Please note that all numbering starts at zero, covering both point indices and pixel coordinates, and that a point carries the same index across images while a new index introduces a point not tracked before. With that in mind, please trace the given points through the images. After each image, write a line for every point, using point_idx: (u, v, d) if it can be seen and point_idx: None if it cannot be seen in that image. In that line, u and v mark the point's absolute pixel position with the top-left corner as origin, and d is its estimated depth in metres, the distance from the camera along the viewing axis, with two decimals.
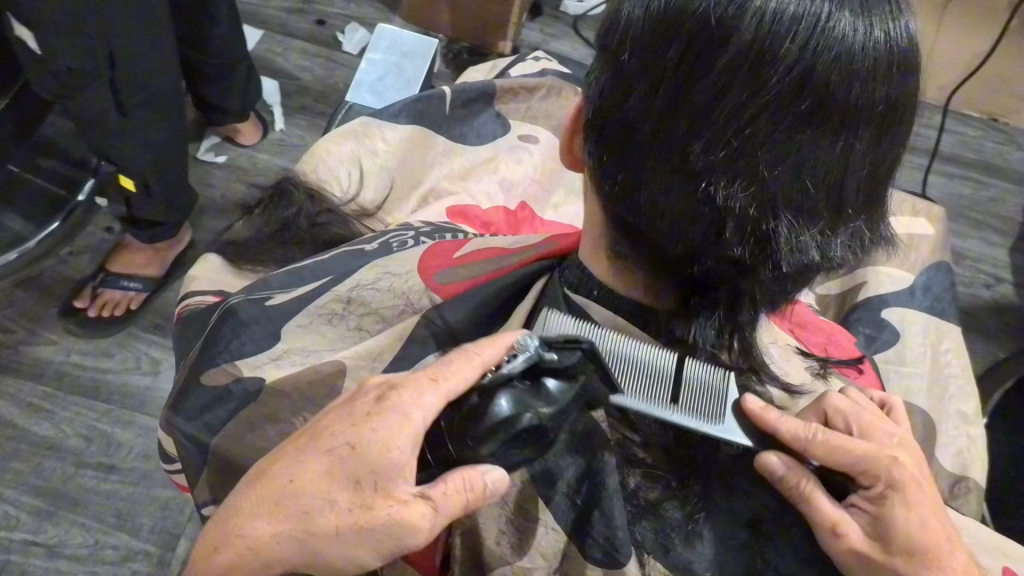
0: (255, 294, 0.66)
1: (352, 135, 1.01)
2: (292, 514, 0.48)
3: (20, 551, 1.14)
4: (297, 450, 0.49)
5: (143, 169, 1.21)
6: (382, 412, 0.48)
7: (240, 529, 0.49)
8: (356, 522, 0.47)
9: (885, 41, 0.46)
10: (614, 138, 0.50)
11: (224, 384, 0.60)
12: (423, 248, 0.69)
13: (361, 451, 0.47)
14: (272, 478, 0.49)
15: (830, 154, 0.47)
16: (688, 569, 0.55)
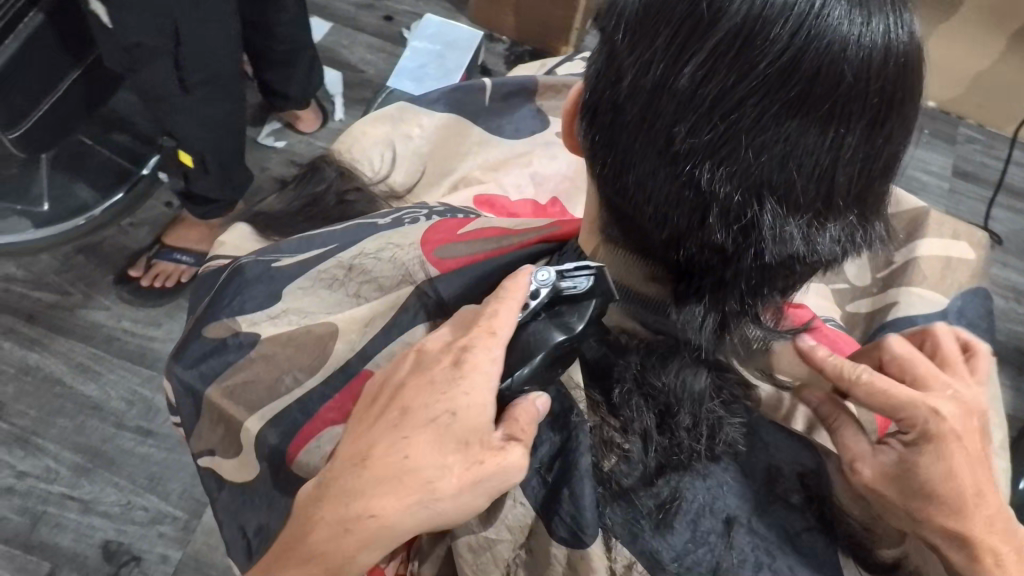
0: (263, 255, 0.67)
1: (389, 120, 1.02)
2: (418, 487, 0.49)
3: (57, 502, 1.19)
4: (393, 427, 0.50)
5: (202, 147, 1.23)
6: (462, 374, 0.50)
7: (370, 510, 0.49)
8: (469, 478, 0.49)
9: (882, 34, 0.45)
10: (605, 119, 0.51)
11: (223, 337, 0.62)
12: (428, 224, 0.69)
13: (464, 417, 0.50)
14: (379, 456, 0.49)
15: (818, 146, 0.46)
16: (655, 557, 0.54)
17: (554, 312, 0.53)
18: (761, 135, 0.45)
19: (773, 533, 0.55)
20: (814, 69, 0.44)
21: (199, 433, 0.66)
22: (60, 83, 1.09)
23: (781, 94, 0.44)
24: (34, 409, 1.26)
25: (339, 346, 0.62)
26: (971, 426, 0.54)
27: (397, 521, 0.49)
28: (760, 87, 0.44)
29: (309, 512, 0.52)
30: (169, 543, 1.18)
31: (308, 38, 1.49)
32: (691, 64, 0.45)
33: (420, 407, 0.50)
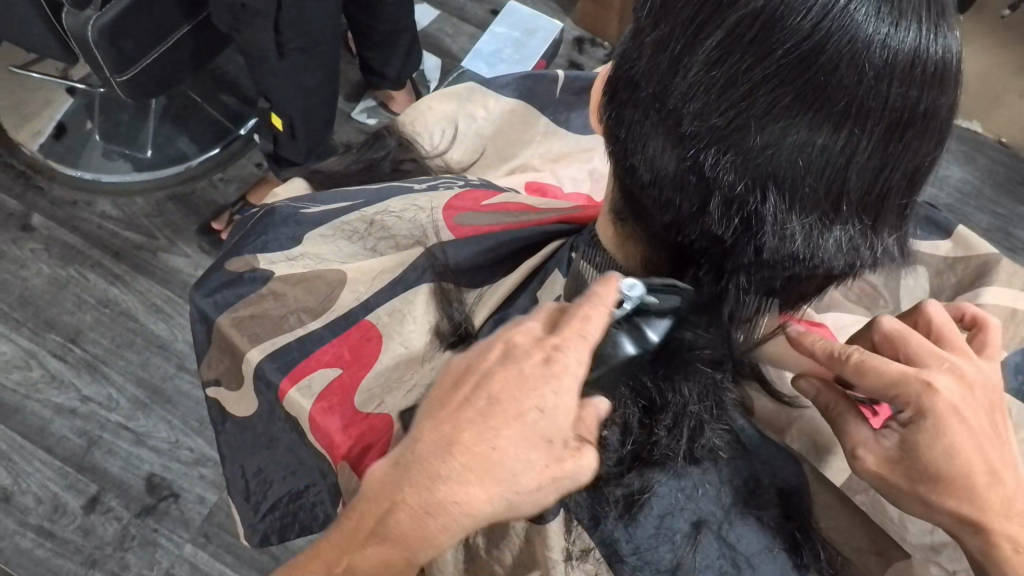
0: (295, 203, 0.71)
1: (456, 98, 1.03)
2: (501, 481, 0.43)
3: (112, 430, 1.25)
4: (477, 416, 0.44)
5: (292, 112, 1.26)
6: (556, 370, 0.45)
7: (453, 501, 0.43)
8: (549, 480, 0.44)
9: (915, 35, 0.42)
10: (621, 93, 0.50)
11: (240, 271, 0.64)
12: (454, 194, 0.72)
13: (553, 414, 0.44)
14: (465, 444, 0.43)
15: (829, 146, 0.44)
16: (612, 544, 0.53)
17: (636, 324, 0.51)
18: (769, 128, 0.44)
19: (749, 545, 0.53)
20: (833, 64, 0.42)
21: (209, 361, 0.68)
22: (171, 34, 1.15)
23: (793, 86, 0.42)
24: (107, 340, 1.31)
25: (344, 294, 0.63)
26: (970, 399, 0.50)
27: (480, 515, 0.43)
28: (773, 76, 0.42)
29: (376, 502, 0.45)
30: (206, 485, 1.22)
31: (411, 21, 1.49)
32: (706, 45, 0.44)
33: (509, 400, 0.44)
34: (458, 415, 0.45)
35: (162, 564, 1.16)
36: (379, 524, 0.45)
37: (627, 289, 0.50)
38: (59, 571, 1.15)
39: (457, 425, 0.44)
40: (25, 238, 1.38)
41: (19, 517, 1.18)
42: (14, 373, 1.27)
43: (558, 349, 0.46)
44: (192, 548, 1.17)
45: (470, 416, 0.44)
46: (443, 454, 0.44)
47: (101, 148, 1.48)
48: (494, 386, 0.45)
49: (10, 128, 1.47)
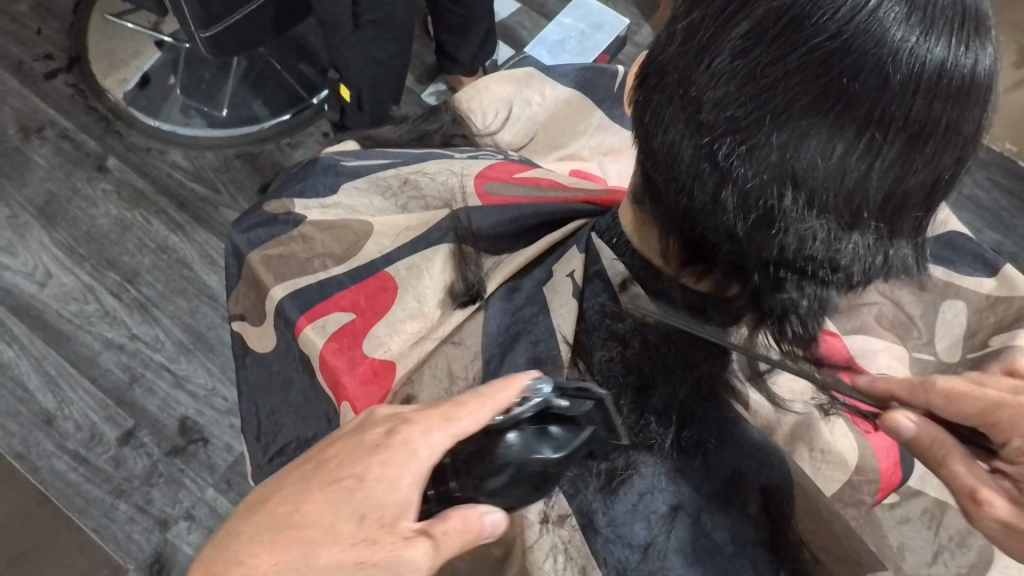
0: (339, 156, 0.73)
1: (514, 81, 1.04)
2: (303, 546, 0.43)
3: (154, 369, 1.30)
4: (302, 489, 0.45)
5: (362, 84, 1.30)
6: (390, 442, 0.46)
7: (235, 561, 0.43)
8: (355, 559, 0.43)
9: (944, 48, 0.42)
10: (652, 79, 0.50)
11: (277, 213, 0.67)
12: (488, 163, 0.73)
13: (373, 487, 0.45)
14: (278, 506, 0.45)
15: (849, 152, 0.43)
16: (589, 517, 0.54)
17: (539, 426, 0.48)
18: (789, 125, 0.43)
19: (720, 537, 0.55)
20: (857, 67, 0.41)
21: (237, 296, 0.72)
22: None
23: (814, 84, 0.42)
24: (161, 284, 1.37)
25: (370, 244, 0.65)
26: None
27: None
28: (796, 70, 0.42)
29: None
30: (235, 435, 1.26)
31: (489, 10, 1.52)
32: (734, 34, 0.44)
33: (334, 467, 0.46)
34: (280, 484, 0.47)
35: (184, 504, 1.21)
36: None
37: (537, 387, 0.47)
38: (88, 497, 1.20)
39: (273, 495, 0.46)
40: (98, 178, 1.45)
41: (58, 441, 1.24)
42: (72, 305, 1.34)
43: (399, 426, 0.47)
44: (213, 493, 1.22)
45: (292, 482, 0.46)
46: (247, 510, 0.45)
47: (180, 103, 1.53)
48: (332, 456, 0.47)
49: (98, 73, 1.54)
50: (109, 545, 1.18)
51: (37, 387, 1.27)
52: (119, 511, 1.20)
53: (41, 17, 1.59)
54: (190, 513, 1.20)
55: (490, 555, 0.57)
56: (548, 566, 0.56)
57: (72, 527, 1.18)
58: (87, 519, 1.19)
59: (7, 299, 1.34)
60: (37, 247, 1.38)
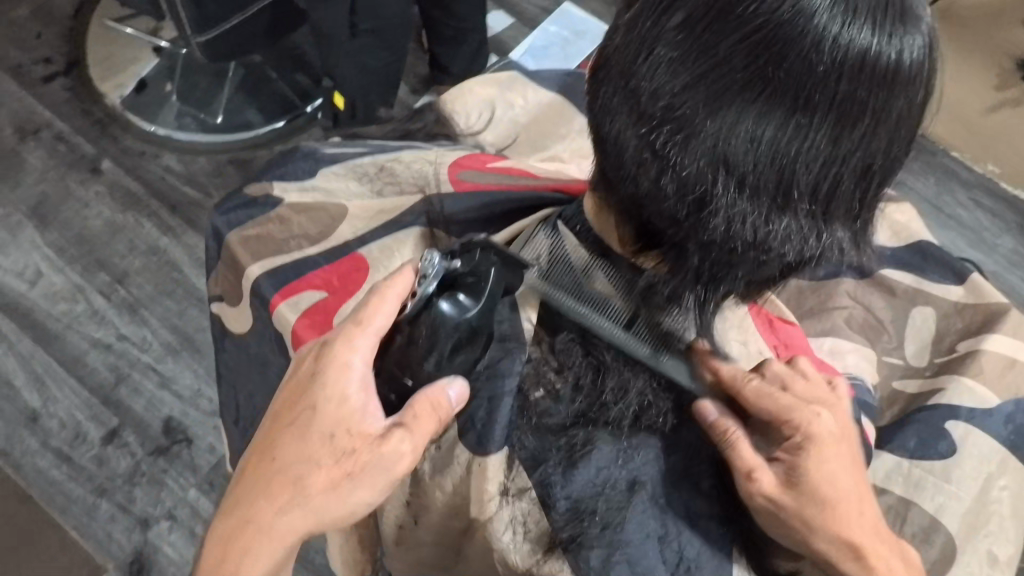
0: (318, 145, 0.76)
1: (498, 84, 1.07)
2: (288, 485, 0.50)
3: (141, 369, 1.31)
4: (268, 442, 0.51)
5: (353, 92, 1.32)
6: (325, 368, 0.52)
7: (246, 518, 0.50)
8: (344, 470, 0.50)
9: (870, 33, 0.41)
10: (596, 74, 0.49)
11: (257, 196, 0.69)
12: (461, 153, 0.75)
13: (325, 408, 0.51)
14: (255, 465, 0.51)
15: (778, 137, 0.43)
16: (547, 490, 0.56)
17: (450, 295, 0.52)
18: (718, 111, 0.43)
19: (676, 512, 0.56)
20: (782, 54, 0.41)
21: (216, 278, 0.73)
22: (254, 4, 1.21)
23: (742, 70, 0.42)
24: (150, 285, 1.38)
25: (343, 227, 0.68)
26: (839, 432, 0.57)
27: (278, 521, 0.50)
28: (722, 58, 0.42)
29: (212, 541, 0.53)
30: (218, 436, 1.27)
31: (480, 23, 1.54)
32: (668, 25, 0.43)
33: (293, 408, 0.52)
34: (255, 441, 0.53)
35: (166, 504, 1.22)
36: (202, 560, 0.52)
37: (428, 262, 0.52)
38: (70, 495, 1.21)
39: (250, 452, 0.52)
40: (92, 181, 1.46)
41: (42, 439, 1.24)
42: (61, 305, 1.35)
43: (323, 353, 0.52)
44: (196, 494, 1.23)
45: (263, 437, 0.52)
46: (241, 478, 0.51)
47: (176, 109, 1.55)
48: (279, 403, 0.53)
49: (96, 79, 1.55)
50: (89, 544, 1.18)
51: (23, 384, 1.28)
52: (100, 509, 1.20)
53: (41, 22, 1.62)
54: (172, 512, 1.21)
55: (454, 526, 0.62)
56: (506, 537, 0.57)
57: (53, 525, 1.19)
58: (68, 518, 1.19)
59: None
60: (28, 247, 1.39)
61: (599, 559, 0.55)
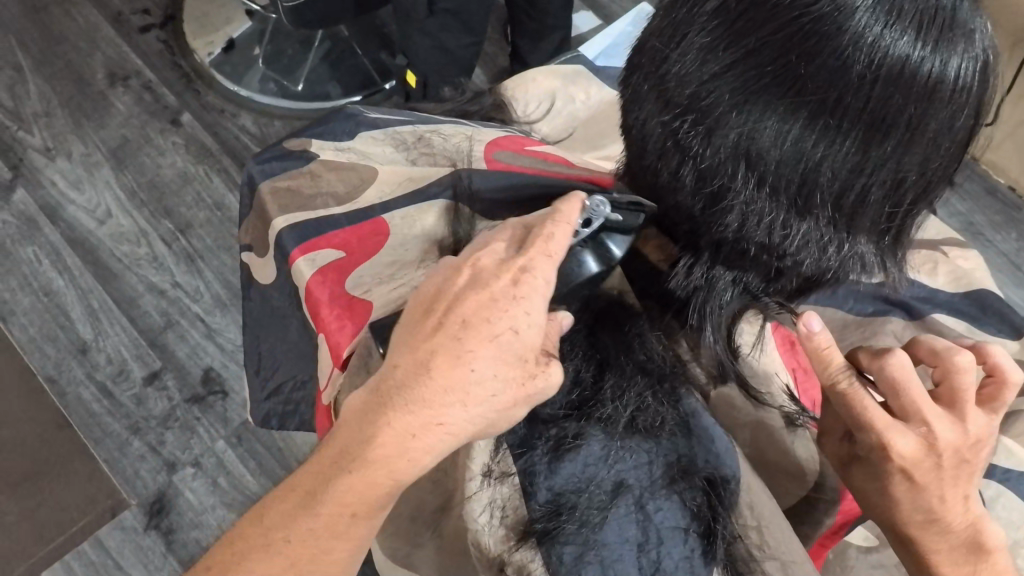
0: (364, 109, 0.76)
1: (563, 77, 1.06)
2: (480, 402, 0.45)
3: (189, 318, 1.33)
4: (459, 350, 0.45)
5: (427, 71, 1.32)
6: (524, 292, 0.46)
7: (435, 423, 0.45)
8: (521, 394, 0.47)
9: (909, 42, 0.42)
10: (635, 58, 0.52)
11: (294, 149, 0.70)
12: (500, 134, 0.75)
13: (527, 334, 0.46)
14: (440, 369, 0.45)
15: (801, 137, 0.44)
16: (530, 476, 0.55)
17: (596, 243, 0.54)
18: (743, 104, 0.44)
19: (662, 523, 0.53)
20: (814, 53, 0.42)
21: (247, 226, 0.74)
22: None
23: (772, 65, 0.43)
24: (211, 238, 1.40)
25: (370, 189, 0.68)
26: (923, 467, 0.53)
27: (460, 432, 0.46)
28: (753, 52, 0.43)
29: (355, 435, 0.47)
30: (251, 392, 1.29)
31: (565, 19, 1.53)
32: (705, 15, 0.45)
33: (481, 322, 0.46)
34: (430, 340, 0.46)
35: (194, 451, 1.23)
36: (358, 450, 0.46)
37: (596, 208, 0.51)
38: (105, 429, 1.24)
39: (427, 355, 0.46)
40: (171, 131, 1.49)
41: (88, 371, 1.28)
42: (124, 246, 1.38)
43: (525, 271, 0.47)
44: (223, 445, 1.24)
45: (442, 341, 0.46)
46: (418, 377, 0.46)
47: (261, 73, 1.56)
48: (466, 309, 0.46)
49: (189, 34, 1.58)
50: (116, 478, 1.21)
51: (78, 317, 1.32)
52: (132, 447, 1.23)
53: None
54: (198, 460, 1.23)
55: (433, 500, 0.61)
56: (482, 520, 0.57)
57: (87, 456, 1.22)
58: (101, 450, 1.23)
59: (66, 231, 1.38)
60: (102, 186, 1.42)
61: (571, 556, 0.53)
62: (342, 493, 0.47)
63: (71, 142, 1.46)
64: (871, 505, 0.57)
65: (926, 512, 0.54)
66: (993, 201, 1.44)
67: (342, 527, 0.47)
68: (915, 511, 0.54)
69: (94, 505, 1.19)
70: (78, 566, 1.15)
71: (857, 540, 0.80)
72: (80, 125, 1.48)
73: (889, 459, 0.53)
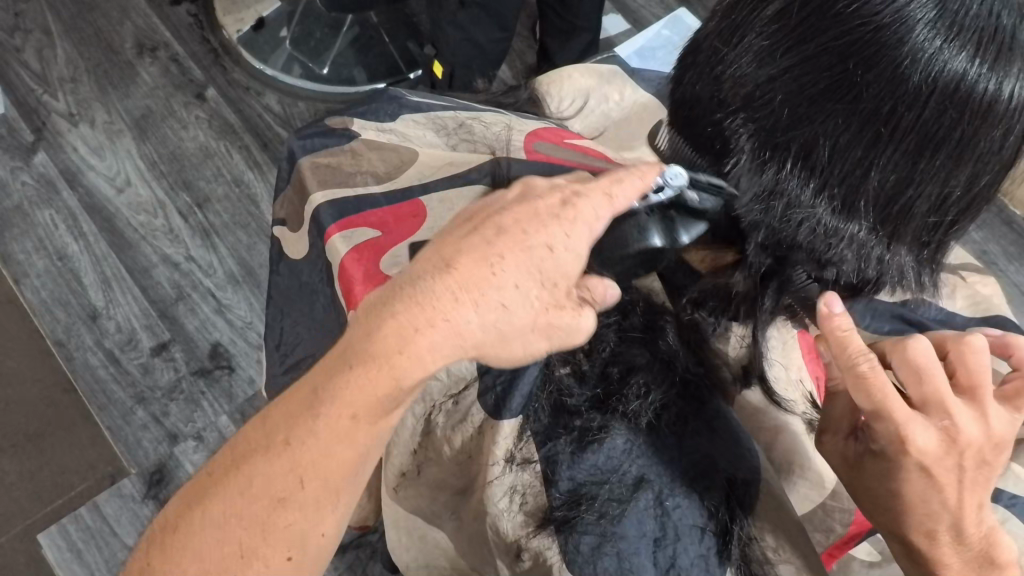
0: (406, 91, 0.77)
1: (597, 75, 1.06)
2: (500, 306, 0.43)
3: (201, 292, 1.33)
4: (490, 253, 0.44)
5: (456, 63, 1.31)
6: (570, 213, 0.46)
7: (445, 320, 0.43)
8: (542, 311, 0.45)
9: (966, 59, 0.42)
10: (691, 55, 0.52)
11: (336, 128, 0.71)
12: (538, 124, 0.76)
13: (563, 257, 0.45)
14: (464, 265, 0.44)
15: (852, 144, 0.44)
16: (552, 464, 0.56)
17: (665, 216, 0.52)
18: (796, 109, 0.45)
19: (686, 520, 0.53)
20: (872, 63, 0.43)
21: (282, 200, 0.75)
22: None
23: (830, 72, 0.43)
24: (228, 215, 1.40)
25: (410, 172, 0.69)
26: (947, 459, 0.52)
27: (470, 336, 0.43)
28: (811, 57, 0.44)
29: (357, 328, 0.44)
30: (258, 371, 1.29)
31: (594, 22, 1.52)
32: (768, 17, 0.46)
33: (519, 231, 0.45)
34: (463, 242, 0.45)
35: (197, 424, 1.24)
36: (362, 346, 0.43)
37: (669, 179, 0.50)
38: (110, 396, 1.25)
39: (457, 253, 0.44)
40: (195, 105, 1.49)
41: (97, 337, 1.29)
42: (141, 216, 1.38)
43: (577, 197, 0.47)
44: (226, 421, 1.25)
45: (474, 241, 0.45)
46: (437, 273, 0.44)
47: (289, 54, 1.54)
48: (506, 219, 0.46)
49: (219, 11, 1.57)
50: (118, 446, 1.22)
51: (91, 283, 1.32)
52: (135, 416, 1.24)
53: None
54: (200, 434, 1.23)
55: (453, 483, 0.62)
56: (501, 504, 0.57)
57: (91, 421, 1.22)
58: (104, 417, 1.23)
59: (84, 197, 1.39)
60: (123, 154, 1.43)
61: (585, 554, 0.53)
62: (342, 390, 0.43)
63: (95, 109, 1.46)
64: (871, 498, 0.56)
65: (935, 514, 0.53)
66: (1009, 232, 1.44)
67: (342, 431, 0.44)
68: (924, 509, 0.53)
69: (94, 470, 1.20)
70: (74, 530, 1.16)
71: (861, 554, 0.79)
72: (105, 94, 1.48)
73: (905, 451, 0.52)
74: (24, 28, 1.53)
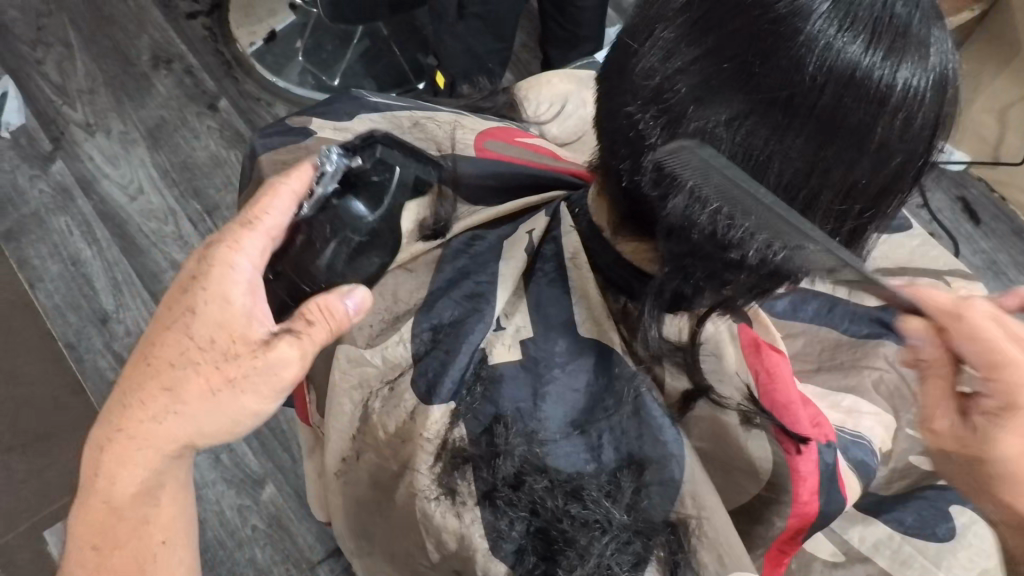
0: (364, 92, 0.79)
1: (576, 81, 1.07)
2: (196, 354, 0.51)
3: None
4: (181, 327, 0.52)
5: (456, 74, 1.34)
6: (216, 265, 0.52)
7: (160, 383, 0.52)
8: (236, 351, 0.52)
9: (861, 48, 0.43)
10: (615, 51, 0.54)
11: (296, 126, 0.74)
12: (486, 126, 0.78)
13: (207, 305, 0.52)
14: (172, 338, 0.52)
15: (752, 132, 0.45)
16: (478, 454, 0.57)
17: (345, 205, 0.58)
18: (699, 99, 0.46)
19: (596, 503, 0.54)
20: (769, 53, 0.44)
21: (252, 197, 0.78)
22: None
23: (730, 62, 0.45)
24: None
25: None
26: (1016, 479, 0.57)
27: (192, 388, 0.51)
28: (714, 48, 0.45)
29: (109, 450, 0.53)
30: None
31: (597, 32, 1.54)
32: (676, 9, 0.47)
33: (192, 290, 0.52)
34: (174, 308, 0.53)
35: None
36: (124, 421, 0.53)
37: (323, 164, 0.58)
38: None
39: (158, 345, 0.52)
40: (207, 115, 1.53)
41: (107, 340, 1.32)
42: (152, 222, 1.42)
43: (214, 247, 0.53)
44: None
45: (180, 312, 0.52)
46: (162, 344, 0.52)
47: (301, 66, 1.59)
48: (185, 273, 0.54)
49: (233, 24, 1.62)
50: None
51: (102, 287, 1.36)
52: None
53: None
54: None
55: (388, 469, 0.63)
56: (425, 480, 0.59)
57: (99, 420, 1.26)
58: None
59: (98, 204, 1.43)
60: (136, 163, 1.47)
61: (512, 551, 0.57)
62: (124, 466, 0.53)
63: (111, 120, 1.51)
64: None
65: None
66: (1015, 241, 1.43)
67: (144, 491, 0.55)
68: None
69: None
70: None
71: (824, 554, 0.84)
72: (120, 105, 1.52)
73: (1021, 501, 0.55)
74: (45, 42, 1.57)
